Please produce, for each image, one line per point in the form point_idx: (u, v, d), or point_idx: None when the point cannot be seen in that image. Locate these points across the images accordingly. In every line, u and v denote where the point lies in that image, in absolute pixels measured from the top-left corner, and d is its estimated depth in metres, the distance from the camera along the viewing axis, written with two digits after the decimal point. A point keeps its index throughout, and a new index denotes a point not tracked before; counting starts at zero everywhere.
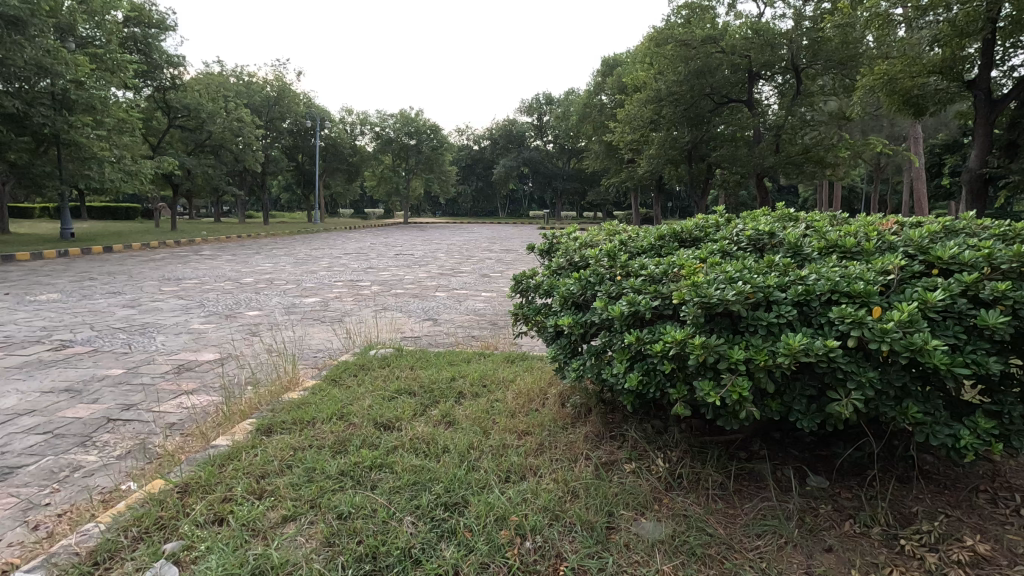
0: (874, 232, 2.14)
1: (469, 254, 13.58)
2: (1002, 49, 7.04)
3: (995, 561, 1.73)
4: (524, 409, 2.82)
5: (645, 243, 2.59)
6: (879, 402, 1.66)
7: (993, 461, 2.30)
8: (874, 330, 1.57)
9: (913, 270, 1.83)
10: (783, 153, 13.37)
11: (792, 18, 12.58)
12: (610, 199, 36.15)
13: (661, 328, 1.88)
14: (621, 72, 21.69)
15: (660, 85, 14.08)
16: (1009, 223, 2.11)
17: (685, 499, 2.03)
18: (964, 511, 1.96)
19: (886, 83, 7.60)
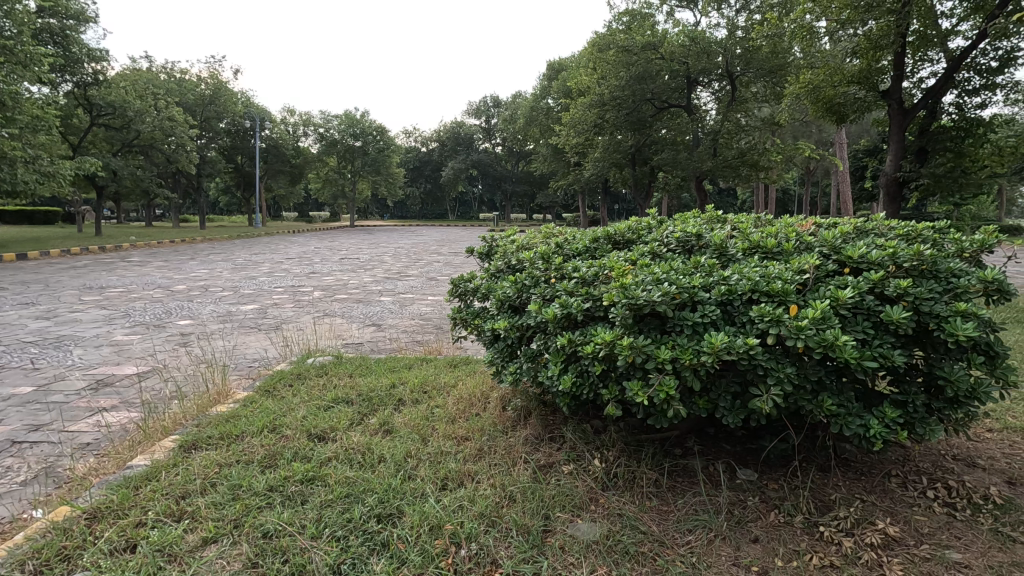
0: (793, 232, 2.25)
1: (417, 257, 13.44)
2: (912, 61, 7.54)
3: (903, 541, 1.84)
4: (465, 414, 2.80)
5: (580, 245, 2.63)
6: (797, 396, 1.73)
7: (906, 447, 2.45)
8: (790, 327, 1.63)
9: (827, 269, 1.93)
10: (720, 157, 13.93)
11: (726, 28, 13.14)
12: (558, 201, 36.59)
13: (592, 329, 1.91)
14: (566, 77, 22.01)
15: (603, 89, 14.36)
16: (913, 223, 2.26)
17: (620, 498, 2.05)
18: (878, 495, 2.08)
19: (811, 91, 8.05)
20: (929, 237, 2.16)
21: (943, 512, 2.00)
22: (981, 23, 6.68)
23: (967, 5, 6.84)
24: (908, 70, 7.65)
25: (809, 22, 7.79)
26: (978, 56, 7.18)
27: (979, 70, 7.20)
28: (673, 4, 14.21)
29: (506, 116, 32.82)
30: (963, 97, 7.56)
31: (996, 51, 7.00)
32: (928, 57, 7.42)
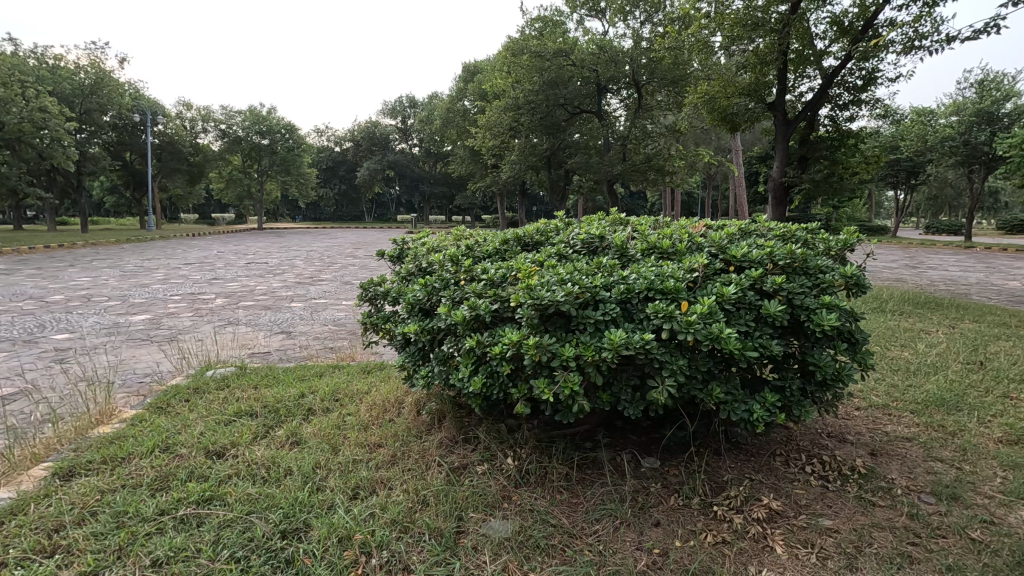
0: (685, 234, 2.41)
1: (331, 260, 12.95)
2: (793, 78, 8.26)
3: (785, 514, 2.03)
4: (378, 421, 2.74)
5: (490, 248, 2.66)
6: (690, 386, 1.86)
7: (789, 428, 2.71)
8: (681, 323, 1.76)
9: (715, 268, 2.08)
10: (629, 161, 14.57)
11: (632, 38, 13.78)
12: (477, 203, 36.63)
13: (500, 330, 1.95)
14: (482, 78, 22.12)
15: (518, 92, 14.60)
16: (787, 224, 2.50)
17: (531, 494, 2.11)
18: (765, 473, 2.28)
19: (707, 101, 8.64)
20: (800, 237, 2.40)
21: (819, 484, 2.23)
22: (847, 47, 7.50)
23: (835, 29, 7.64)
24: (790, 85, 8.37)
25: (704, 37, 8.36)
26: (846, 75, 8.05)
27: (848, 87, 8.07)
28: (583, 13, 14.71)
29: (423, 117, 32.43)
30: (836, 111, 8.42)
31: (860, 71, 7.88)
32: (806, 74, 8.17)
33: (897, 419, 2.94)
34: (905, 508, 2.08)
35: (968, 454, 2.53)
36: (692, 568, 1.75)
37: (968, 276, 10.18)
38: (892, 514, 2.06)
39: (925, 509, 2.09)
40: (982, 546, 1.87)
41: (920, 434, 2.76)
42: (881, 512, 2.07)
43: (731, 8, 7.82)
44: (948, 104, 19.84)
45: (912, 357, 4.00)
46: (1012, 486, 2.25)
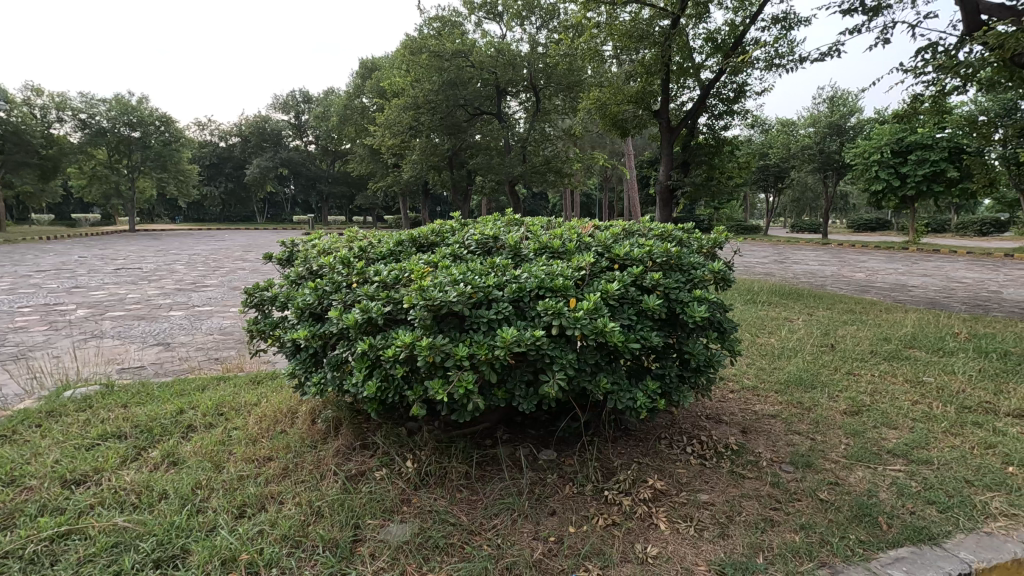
0: (575, 234, 2.52)
1: (217, 264, 12.02)
2: (676, 88, 8.90)
3: (668, 492, 2.19)
4: (268, 433, 2.60)
5: (384, 249, 2.62)
6: (579, 379, 1.96)
7: (672, 412, 2.92)
8: (569, 318, 1.85)
9: (600, 266, 2.20)
10: (529, 163, 14.90)
11: (528, 43, 14.11)
12: (378, 203, 35.66)
13: (393, 333, 1.93)
14: (380, 75, 21.55)
15: (417, 92, 14.45)
16: (665, 224, 2.70)
17: (431, 496, 2.10)
18: (652, 456, 2.45)
19: (599, 107, 9.02)
20: (676, 237, 2.60)
21: (698, 463, 2.43)
22: (720, 61, 8.21)
23: (710, 45, 8.33)
24: (672, 94, 9.00)
25: (595, 46, 8.76)
26: (720, 87, 8.81)
27: (722, 98, 8.82)
28: (481, 15, 14.83)
29: (318, 113, 30.97)
30: (712, 120, 9.18)
31: (732, 84, 8.65)
32: (686, 84, 8.82)
33: (764, 399, 3.27)
34: (769, 477, 2.33)
35: (820, 425, 2.89)
36: (585, 551, 1.84)
37: (824, 270, 11.54)
38: (759, 484, 2.30)
39: (785, 477, 2.36)
40: (829, 505, 2.14)
41: (782, 411, 3.09)
42: (749, 483, 2.30)
43: (619, 20, 8.27)
44: (806, 117, 22.35)
45: (776, 342, 4.49)
46: (853, 450, 2.59)
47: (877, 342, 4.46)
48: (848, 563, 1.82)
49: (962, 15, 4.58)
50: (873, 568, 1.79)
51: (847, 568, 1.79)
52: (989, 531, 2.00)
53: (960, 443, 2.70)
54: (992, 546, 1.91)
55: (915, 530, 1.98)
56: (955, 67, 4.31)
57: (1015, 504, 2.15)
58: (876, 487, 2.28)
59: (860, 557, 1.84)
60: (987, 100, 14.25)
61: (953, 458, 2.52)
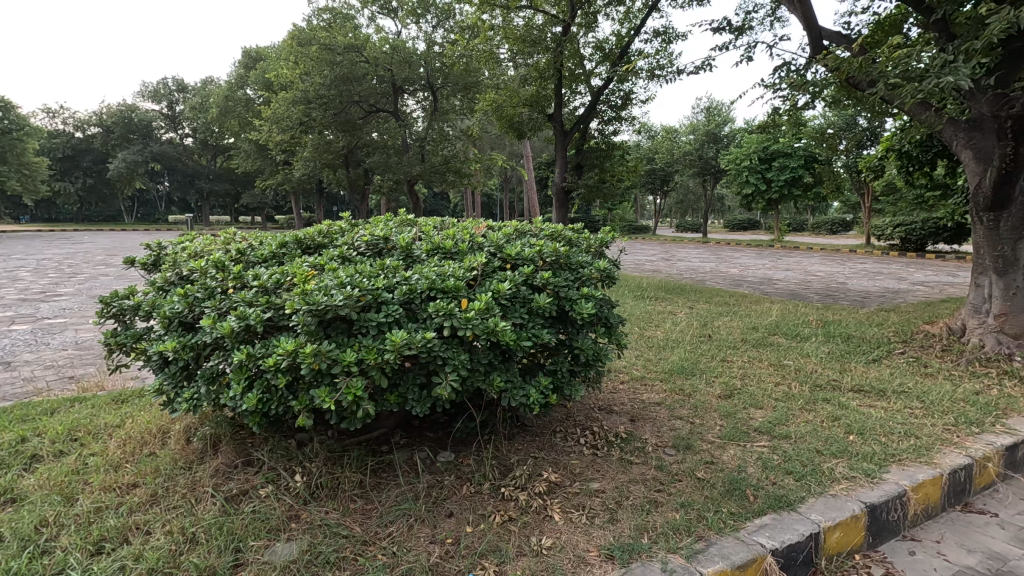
0: (468, 234, 2.53)
1: (74, 270, 10.62)
2: (568, 93, 9.21)
3: (562, 484, 2.27)
4: (134, 457, 2.34)
5: (266, 251, 2.46)
6: (473, 378, 1.97)
7: (566, 406, 3.03)
8: (460, 319, 1.86)
9: (492, 266, 2.23)
10: (427, 162, 14.73)
11: (424, 41, 13.94)
12: (267, 202, 33.49)
13: (274, 340, 1.82)
14: (265, 66, 20.21)
15: (307, 85, 13.76)
16: (555, 224, 2.80)
17: (322, 509, 2.01)
18: (547, 450, 2.52)
19: (495, 108, 9.14)
20: (565, 236, 2.71)
21: (591, 453, 2.54)
22: (608, 69, 8.62)
23: (600, 53, 8.72)
24: (566, 99, 9.31)
25: (491, 48, 8.85)
26: (609, 94, 9.24)
27: (611, 105, 9.27)
28: (374, 10, 14.41)
29: (195, 103, 28.43)
30: (603, 126, 9.60)
31: (619, 92, 9.11)
32: (578, 90, 9.14)
33: (650, 388, 3.49)
34: (654, 461, 2.50)
35: (698, 410, 3.13)
36: (481, 549, 1.85)
37: (705, 267, 12.51)
38: (645, 468, 2.45)
39: (668, 460, 2.54)
40: (705, 482, 2.33)
41: (666, 398, 3.32)
42: (636, 468, 2.44)
43: (513, 23, 8.43)
44: (687, 125, 24.15)
45: (662, 335, 4.80)
46: (726, 431, 2.84)
47: (747, 331, 4.93)
48: (722, 534, 1.98)
49: (810, 38, 5.16)
50: (742, 536, 1.97)
51: (720, 539, 1.95)
52: (834, 493, 2.28)
53: (812, 417, 3.07)
54: (837, 506, 2.19)
55: (776, 498, 2.20)
56: (805, 85, 4.86)
57: (854, 468, 2.47)
58: (745, 463, 2.52)
59: (731, 528, 2.01)
60: (833, 115, 16.26)
61: (807, 432, 2.84)
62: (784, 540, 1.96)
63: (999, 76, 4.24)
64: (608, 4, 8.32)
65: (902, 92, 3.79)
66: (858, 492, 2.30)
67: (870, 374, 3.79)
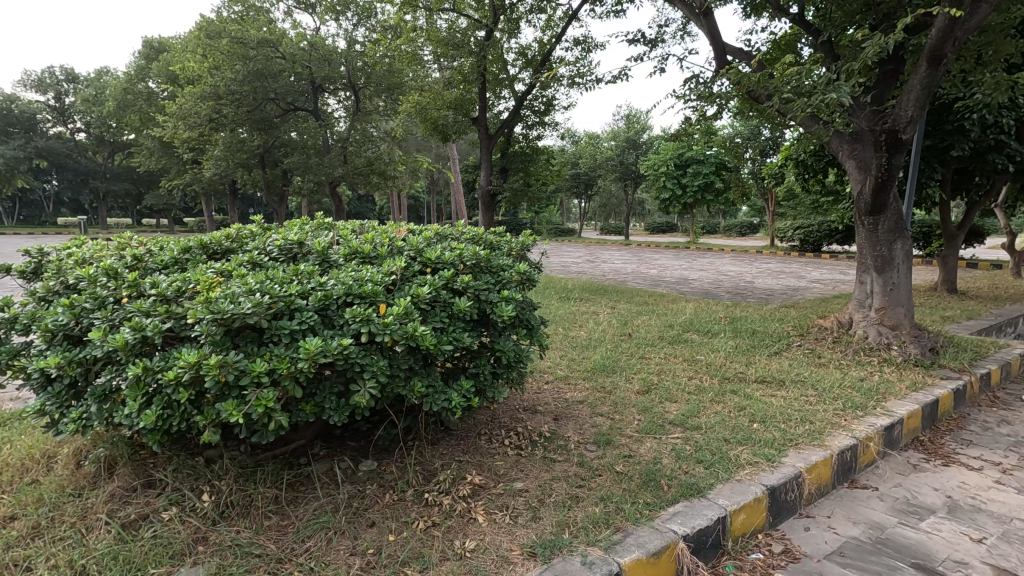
0: (387, 238, 2.49)
1: None
2: (493, 97, 9.29)
3: (486, 486, 2.28)
4: (13, 486, 2.12)
5: (166, 257, 2.30)
6: (393, 385, 1.94)
7: (491, 408, 3.05)
8: (378, 325, 1.83)
9: (412, 270, 2.21)
10: (350, 164, 14.33)
11: (345, 40, 13.55)
12: (174, 203, 31.23)
13: (175, 352, 1.71)
14: (169, 58, 18.85)
15: (217, 80, 12.99)
16: (476, 228, 2.82)
17: (233, 528, 1.91)
18: (471, 454, 2.53)
19: (419, 110, 9.04)
20: (487, 240, 2.74)
21: (516, 454, 2.57)
22: (531, 75, 8.77)
23: (522, 59, 8.86)
24: (490, 103, 9.38)
25: (414, 49, 8.76)
26: (532, 100, 9.40)
27: (534, 110, 9.43)
28: (290, 4, 13.84)
29: (87, 95, 26.03)
30: (526, 130, 9.75)
31: (542, 97, 9.28)
32: (502, 94, 9.23)
33: (573, 387, 3.59)
34: (576, 458, 2.57)
35: (618, 406, 3.25)
36: (404, 557, 1.83)
37: (626, 268, 12.99)
38: (567, 465, 2.52)
39: (589, 456, 2.62)
40: (623, 475, 2.43)
41: (587, 396, 3.42)
42: (559, 466, 2.50)
43: (436, 26, 8.39)
44: (608, 132, 25.03)
45: (584, 334, 4.96)
46: (643, 425, 2.97)
47: (664, 329, 5.19)
48: (638, 524, 2.07)
49: (716, 52, 5.51)
50: (656, 525, 2.07)
51: (637, 529, 2.04)
52: (740, 478, 2.45)
53: (721, 408, 3.27)
54: (742, 490, 2.35)
55: (688, 487, 2.33)
56: (712, 97, 5.19)
57: (757, 454, 2.66)
58: (660, 455, 2.65)
59: (647, 517, 2.11)
60: (739, 125, 17.44)
61: (715, 422, 3.03)
62: (695, 526, 2.08)
63: (876, 94, 4.73)
64: (529, 11, 8.47)
65: (795, 105, 4.14)
66: (760, 476, 2.47)
67: (772, 366, 4.10)
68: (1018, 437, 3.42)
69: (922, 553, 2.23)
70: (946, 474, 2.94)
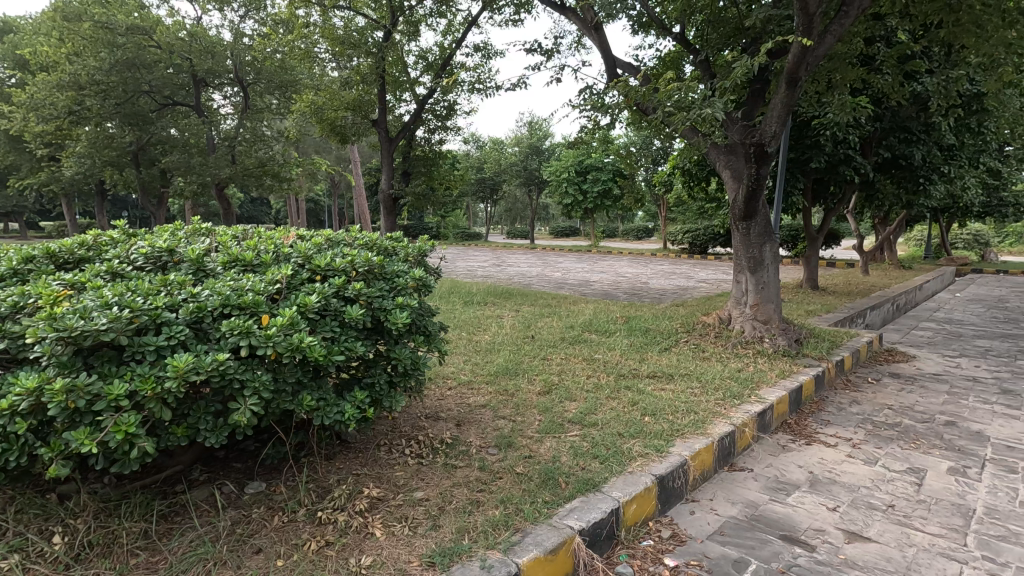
0: (272, 245, 2.36)
1: None
2: (394, 99, 9.10)
3: (384, 499, 2.22)
4: None
5: (3, 269, 2.01)
6: (278, 401, 1.83)
7: (391, 418, 2.97)
8: (259, 337, 1.72)
9: (300, 279, 2.11)
10: (239, 164, 13.25)
11: (231, 32, 12.64)
12: (26, 205, 27.37)
13: (12, 377, 1.49)
14: (17, 40, 16.55)
15: (77, 68, 11.60)
16: (371, 234, 2.75)
17: (92, 570, 1.70)
18: (370, 466, 2.45)
19: (315, 110, 8.64)
20: (381, 247, 2.68)
21: (416, 463, 2.53)
22: (432, 79, 8.71)
23: (423, 62, 8.77)
24: (391, 105, 9.18)
25: (307, 46, 8.35)
26: (433, 104, 9.32)
27: (436, 114, 9.36)
28: None
29: None
30: (428, 134, 9.67)
31: (443, 102, 9.22)
32: (403, 97, 9.08)
33: (477, 391, 3.59)
34: (477, 462, 2.58)
35: (519, 408, 3.31)
36: None
37: (531, 271, 13.25)
38: (468, 470, 2.52)
39: (490, 459, 2.64)
40: (523, 476, 2.46)
41: (490, 400, 3.44)
42: (460, 472, 2.49)
43: (332, 23, 8.09)
44: (512, 138, 25.46)
45: (489, 338, 4.99)
46: (543, 425, 3.05)
47: (565, 330, 5.36)
48: (536, 523, 2.11)
49: (607, 65, 5.78)
50: (554, 522, 2.13)
51: (535, 528, 2.08)
52: (631, 470, 2.58)
53: (616, 404, 3.44)
54: (633, 481, 2.47)
55: (584, 482, 2.42)
56: (605, 107, 5.44)
57: (647, 445, 2.82)
58: (559, 453, 2.72)
59: (545, 516, 2.16)
60: (634, 135, 18.44)
61: (610, 418, 3.17)
62: (590, 520, 2.16)
63: (746, 110, 5.22)
64: (429, 14, 8.40)
65: (676, 119, 4.46)
66: (650, 466, 2.62)
67: (663, 362, 4.37)
68: (866, 415, 3.90)
69: (788, 525, 2.48)
70: (808, 452, 3.29)
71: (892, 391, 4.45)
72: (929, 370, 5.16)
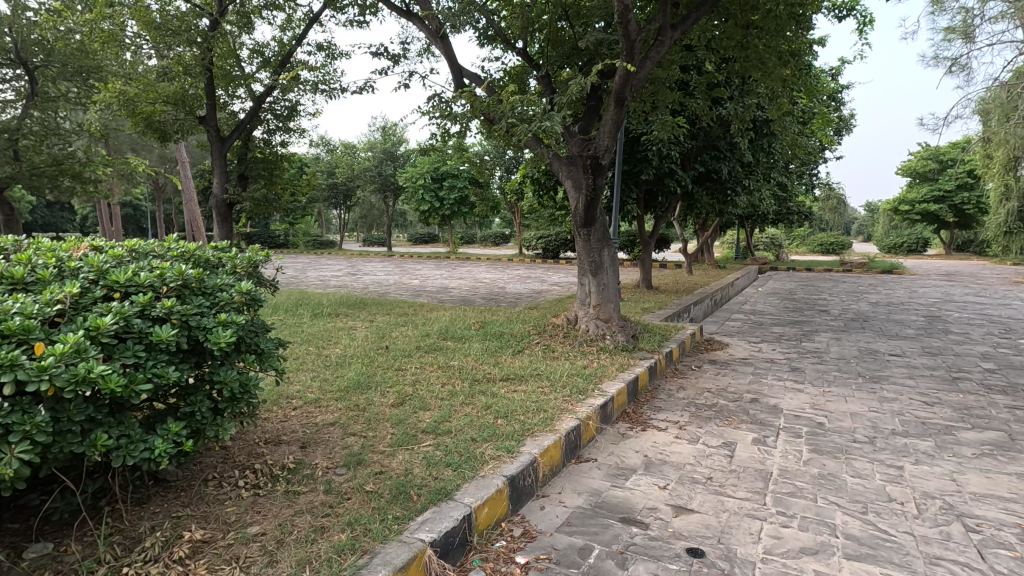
0: (56, 258, 2.00)
1: None
2: (226, 95, 8.29)
3: (210, 540, 1.98)
4: None
5: None
6: (61, 444, 1.54)
7: (222, 448, 2.68)
8: (29, 370, 1.43)
9: (91, 297, 1.80)
10: (24, 161, 11.15)
11: (9, 4, 10.56)
12: None
13: None
14: None
15: None
16: (189, 243, 2.45)
17: None
18: (194, 505, 2.18)
19: (123, 102, 7.53)
20: (202, 258, 2.40)
21: (251, 494, 2.30)
22: (270, 76, 8.09)
23: (259, 57, 8.13)
24: (223, 101, 8.35)
25: (114, 28, 7.26)
26: (272, 103, 8.68)
27: (275, 114, 8.71)
28: None
29: None
30: (268, 135, 8.97)
31: (283, 101, 8.63)
32: (236, 94, 8.33)
33: (325, 409, 3.38)
34: (322, 485, 2.41)
35: (371, 423, 3.18)
36: None
37: (388, 279, 12.89)
38: (312, 496, 2.34)
39: (337, 481, 2.48)
40: (372, 494, 2.36)
41: (340, 417, 3.26)
42: (303, 498, 2.32)
43: (146, 6, 7.13)
44: (364, 142, 24.64)
45: (341, 352, 4.74)
46: (396, 438, 2.96)
47: (421, 338, 5.29)
48: (386, 542, 2.03)
49: (454, 74, 5.84)
50: (404, 538, 2.07)
51: (384, 547, 1.99)
52: (482, 474, 2.61)
53: (469, 409, 3.46)
54: (484, 485, 2.50)
55: (436, 492, 2.39)
56: (453, 115, 5.48)
57: (499, 448, 2.87)
58: (411, 465, 2.67)
59: (395, 533, 2.09)
60: (487, 144, 18.93)
61: (463, 425, 3.18)
62: (441, 529, 2.13)
63: (583, 124, 5.61)
64: (264, 6, 7.81)
65: (518, 130, 4.64)
66: (500, 468, 2.67)
67: (516, 364, 4.51)
68: (690, 399, 4.40)
69: (626, 508, 2.69)
70: (644, 437, 3.61)
71: (711, 377, 5.06)
72: (739, 355, 5.99)
